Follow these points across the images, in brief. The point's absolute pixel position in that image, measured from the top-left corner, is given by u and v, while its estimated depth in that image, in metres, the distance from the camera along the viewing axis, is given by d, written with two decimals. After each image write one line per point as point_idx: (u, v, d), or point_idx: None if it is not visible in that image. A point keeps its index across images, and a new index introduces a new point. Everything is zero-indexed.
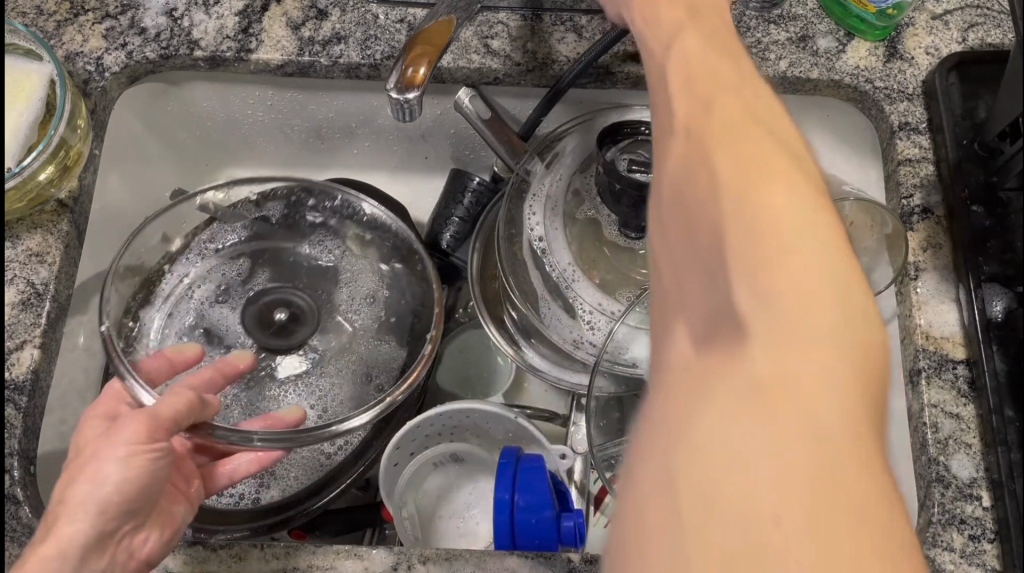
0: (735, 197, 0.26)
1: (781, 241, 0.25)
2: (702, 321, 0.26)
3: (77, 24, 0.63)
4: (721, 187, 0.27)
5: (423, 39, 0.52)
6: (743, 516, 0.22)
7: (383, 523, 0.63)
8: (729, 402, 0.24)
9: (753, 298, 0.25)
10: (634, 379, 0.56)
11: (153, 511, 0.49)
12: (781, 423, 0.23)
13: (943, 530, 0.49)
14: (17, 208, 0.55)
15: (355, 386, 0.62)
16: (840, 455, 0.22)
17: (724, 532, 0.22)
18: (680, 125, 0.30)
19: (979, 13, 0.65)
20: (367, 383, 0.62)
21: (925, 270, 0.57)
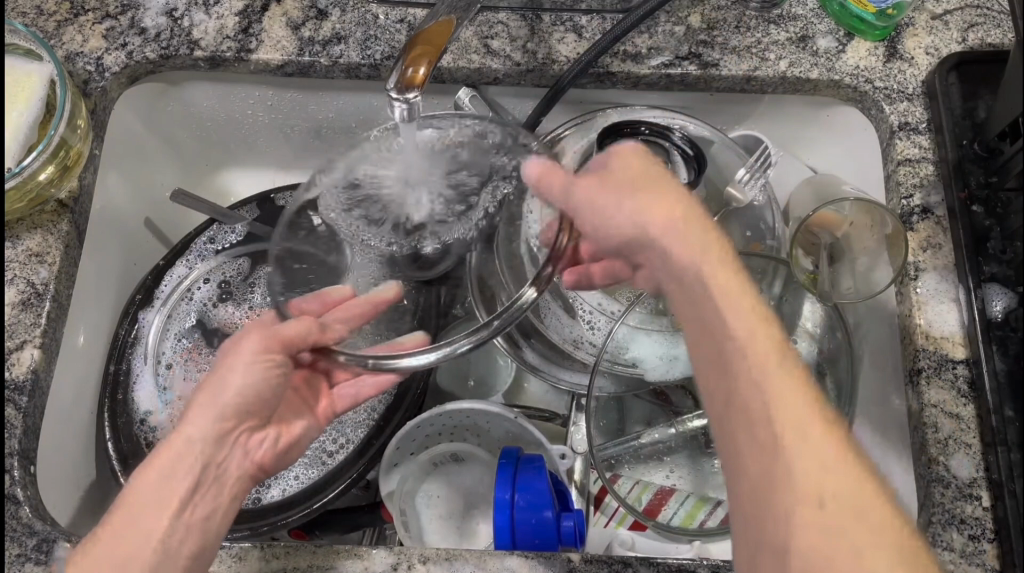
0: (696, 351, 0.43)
1: (751, 395, 0.38)
2: (743, 455, 0.38)
3: (77, 24, 0.63)
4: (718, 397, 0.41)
5: (424, 39, 0.52)
6: (793, 502, 0.35)
7: (383, 523, 0.63)
8: (777, 429, 0.37)
9: (750, 465, 0.38)
10: (634, 379, 0.59)
11: (270, 416, 0.54)
12: (781, 430, 0.37)
13: (943, 530, 0.49)
14: (17, 208, 0.56)
15: None
16: (830, 452, 0.36)
17: (808, 520, 0.35)
18: (709, 362, 0.42)
19: (979, 13, 0.65)
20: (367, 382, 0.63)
21: (925, 269, 0.56)
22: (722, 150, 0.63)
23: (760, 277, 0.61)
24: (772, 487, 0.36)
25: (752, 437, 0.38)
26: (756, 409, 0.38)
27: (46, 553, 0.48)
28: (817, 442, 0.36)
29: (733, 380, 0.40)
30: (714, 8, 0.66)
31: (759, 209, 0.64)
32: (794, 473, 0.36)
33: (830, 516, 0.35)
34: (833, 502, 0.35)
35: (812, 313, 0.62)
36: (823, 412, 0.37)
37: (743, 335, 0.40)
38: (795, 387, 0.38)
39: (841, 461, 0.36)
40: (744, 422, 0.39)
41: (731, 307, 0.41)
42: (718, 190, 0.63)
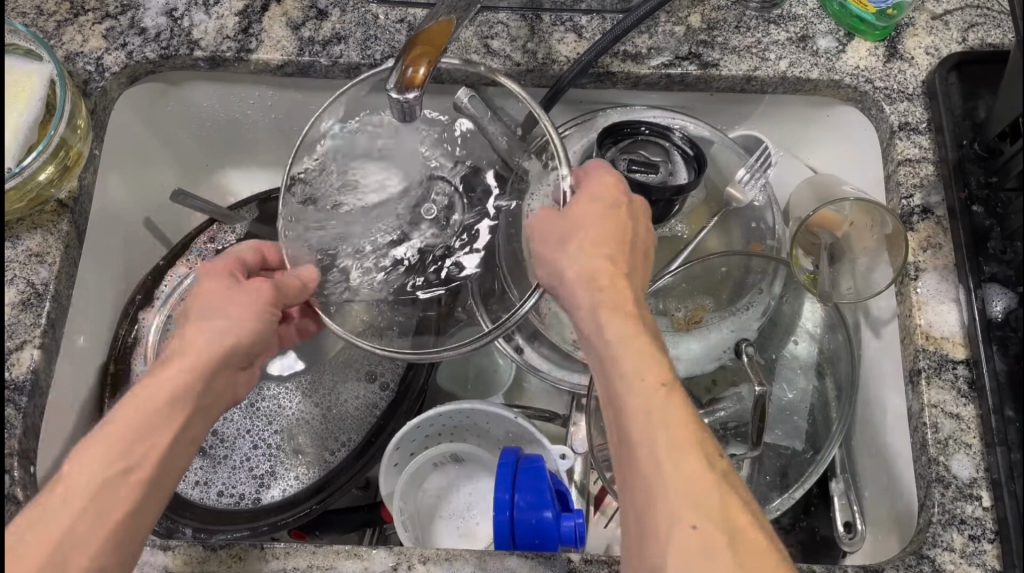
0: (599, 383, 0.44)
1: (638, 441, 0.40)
2: (631, 482, 0.40)
3: (77, 24, 0.63)
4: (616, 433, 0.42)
5: (424, 39, 0.52)
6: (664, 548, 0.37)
7: (383, 523, 0.63)
8: (658, 467, 0.38)
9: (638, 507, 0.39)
10: None
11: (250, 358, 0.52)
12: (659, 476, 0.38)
13: (943, 530, 0.49)
14: (17, 208, 0.56)
15: (361, 384, 0.64)
16: (707, 489, 0.38)
17: (676, 550, 0.37)
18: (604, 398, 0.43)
19: (979, 13, 0.65)
20: (372, 381, 0.63)
21: (926, 269, 0.56)
22: (722, 151, 0.63)
23: (760, 277, 0.60)
24: (651, 522, 0.38)
25: (636, 470, 0.39)
26: (639, 444, 0.40)
27: None
28: (692, 476, 0.38)
29: (621, 417, 0.41)
30: (714, 8, 0.66)
31: (759, 209, 0.63)
32: (665, 510, 0.38)
33: (699, 546, 0.36)
34: (703, 534, 0.37)
35: (812, 313, 0.63)
36: (699, 450, 0.39)
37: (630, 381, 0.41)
38: (680, 423, 0.40)
39: (716, 495, 0.38)
40: (629, 456, 0.40)
41: (627, 338, 0.43)
42: (718, 190, 0.63)
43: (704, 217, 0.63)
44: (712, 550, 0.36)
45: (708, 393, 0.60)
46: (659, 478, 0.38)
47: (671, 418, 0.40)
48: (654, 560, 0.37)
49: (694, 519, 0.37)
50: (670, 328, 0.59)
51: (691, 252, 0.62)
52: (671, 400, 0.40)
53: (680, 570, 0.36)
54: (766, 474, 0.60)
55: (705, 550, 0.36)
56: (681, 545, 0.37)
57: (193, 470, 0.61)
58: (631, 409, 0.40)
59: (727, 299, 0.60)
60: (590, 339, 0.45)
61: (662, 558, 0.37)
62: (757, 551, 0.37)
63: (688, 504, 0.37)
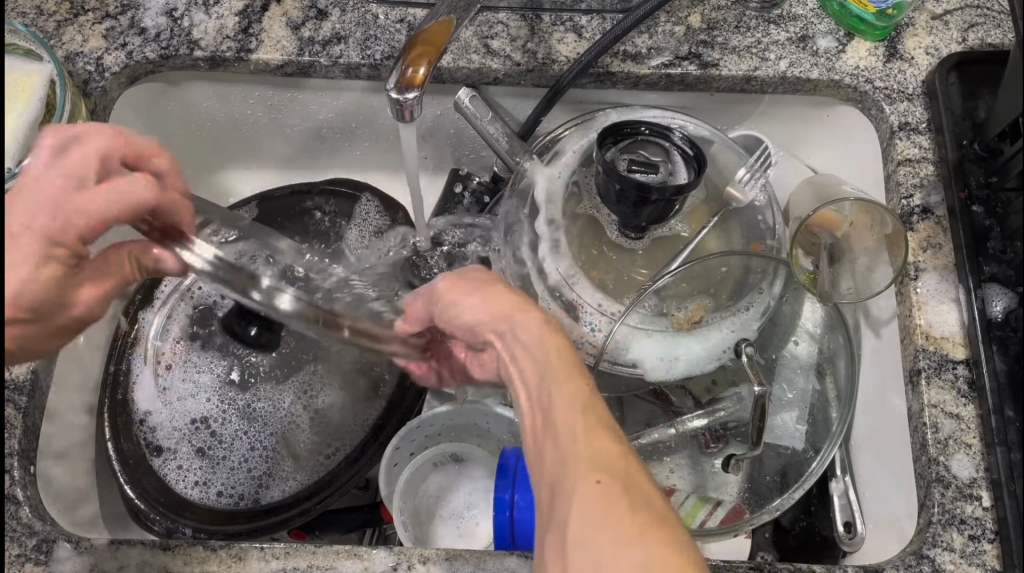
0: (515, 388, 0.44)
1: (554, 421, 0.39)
2: (545, 467, 0.39)
3: (77, 24, 0.63)
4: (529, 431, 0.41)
5: (423, 39, 0.52)
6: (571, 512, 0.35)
7: (383, 523, 0.63)
8: (572, 445, 0.38)
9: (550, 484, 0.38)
10: (633, 379, 0.58)
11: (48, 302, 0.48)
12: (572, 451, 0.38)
13: (943, 530, 0.49)
14: None
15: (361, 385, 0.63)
16: (616, 463, 0.37)
17: (582, 518, 0.35)
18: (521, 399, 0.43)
19: (979, 13, 0.65)
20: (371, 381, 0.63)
21: (926, 270, 0.57)
22: (723, 151, 0.63)
23: (759, 277, 0.60)
24: (559, 497, 0.37)
25: (550, 452, 0.39)
26: (555, 428, 0.39)
27: (46, 553, 0.48)
28: (602, 451, 0.37)
29: (541, 408, 0.41)
30: (714, 8, 0.66)
31: (759, 209, 0.63)
32: (576, 479, 0.36)
33: (604, 511, 0.35)
34: (611, 500, 0.35)
35: (812, 313, 0.62)
36: (610, 433, 0.39)
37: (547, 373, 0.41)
38: (596, 410, 0.39)
39: (625, 471, 0.37)
40: (542, 443, 0.40)
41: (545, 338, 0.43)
42: (718, 191, 0.63)
43: (704, 217, 0.63)
44: (617, 520, 0.34)
45: (708, 393, 0.61)
46: (569, 453, 0.37)
47: (589, 405, 0.39)
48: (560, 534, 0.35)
49: (600, 478, 0.36)
50: (670, 328, 0.58)
51: (691, 252, 0.62)
52: (590, 392, 0.40)
53: (584, 538, 0.34)
54: (766, 474, 0.60)
55: (610, 515, 0.35)
56: (586, 512, 0.35)
57: (193, 470, 0.60)
58: (552, 396, 0.40)
59: (727, 299, 0.60)
60: (519, 346, 0.44)
61: (567, 526, 0.35)
62: (665, 524, 0.35)
63: (597, 474, 0.36)
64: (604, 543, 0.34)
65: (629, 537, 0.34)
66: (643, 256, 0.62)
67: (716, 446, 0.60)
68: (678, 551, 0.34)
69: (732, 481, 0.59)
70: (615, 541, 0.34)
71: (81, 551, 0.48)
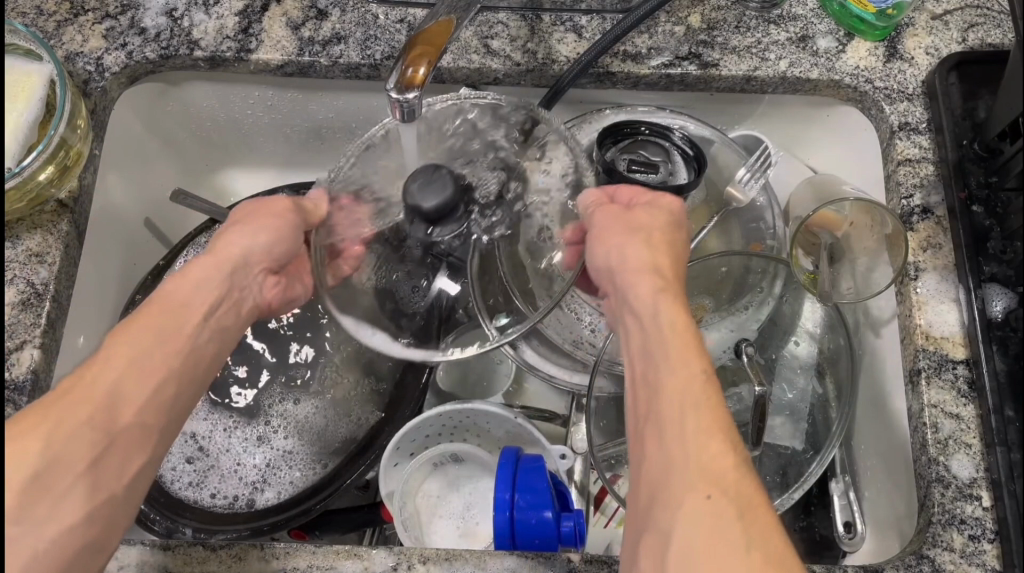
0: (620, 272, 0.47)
1: (667, 404, 0.40)
2: (656, 461, 0.39)
3: (77, 24, 0.63)
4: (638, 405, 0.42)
5: (423, 39, 0.52)
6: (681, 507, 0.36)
7: (383, 523, 0.63)
8: (686, 441, 0.38)
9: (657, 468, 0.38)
10: None
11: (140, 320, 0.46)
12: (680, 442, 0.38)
13: (943, 530, 0.49)
14: (17, 208, 0.56)
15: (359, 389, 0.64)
16: (730, 470, 0.37)
17: (689, 518, 0.36)
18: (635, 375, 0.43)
19: (979, 13, 0.65)
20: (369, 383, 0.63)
21: (926, 270, 0.57)
22: (723, 151, 0.63)
23: (760, 277, 0.61)
24: (670, 490, 0.37)
25: (659, 443, 0.39)
26: (665, 421, 0.39)
27: None
28: (712, 460, 0.37)
29: (658, 390, 0.41)
30: (714, 8, 0.66)
31: (760, 209, 0.63)
32: (688, 482, 0.37)
33: (715, 521, 0.35)
34: (725, 513, 0.35)
35: (812, 313, 0.62)
36: (726, 437, 0.38)
37: (667, 359, 0.42)
38: (711, 407, 0.39)
39: (735, 481, 0.37)
40: (654, 430, 0.40)
41: (670, 318, 0.44)
42: (719, 190, 0.63)
43: (705, 217, 0.62)
44: (727, 530, 0.35)
45: None
46: (685, 448, 0.38)
47: (705, 400, 0.40)
48: (667, 526, 0.36)
49: (712, 492, 0.36)
50: None
51: (692, 252, 0.62)
52: (710, 387, 0.40)
53: (693, 540, 0.35)
54: (766, 474, 0.60)
55: (717, 529, 0.35)
56: (699, 516, 0.35)
57: (190, 473, 0.61)
58: (668, 383, 0.41)
59: (727, 299, 0.60)
60: (639, 316, 0.45)
61: (674, 527, 0.36)
62: (774, 542, 0.35)
63: (707, 482, 0.36)
64: (711, 545, 0.34)
65: (740, 548, 0.34)
66: None
67: None
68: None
69: None
70: (722, 545, 0.34)
71: None
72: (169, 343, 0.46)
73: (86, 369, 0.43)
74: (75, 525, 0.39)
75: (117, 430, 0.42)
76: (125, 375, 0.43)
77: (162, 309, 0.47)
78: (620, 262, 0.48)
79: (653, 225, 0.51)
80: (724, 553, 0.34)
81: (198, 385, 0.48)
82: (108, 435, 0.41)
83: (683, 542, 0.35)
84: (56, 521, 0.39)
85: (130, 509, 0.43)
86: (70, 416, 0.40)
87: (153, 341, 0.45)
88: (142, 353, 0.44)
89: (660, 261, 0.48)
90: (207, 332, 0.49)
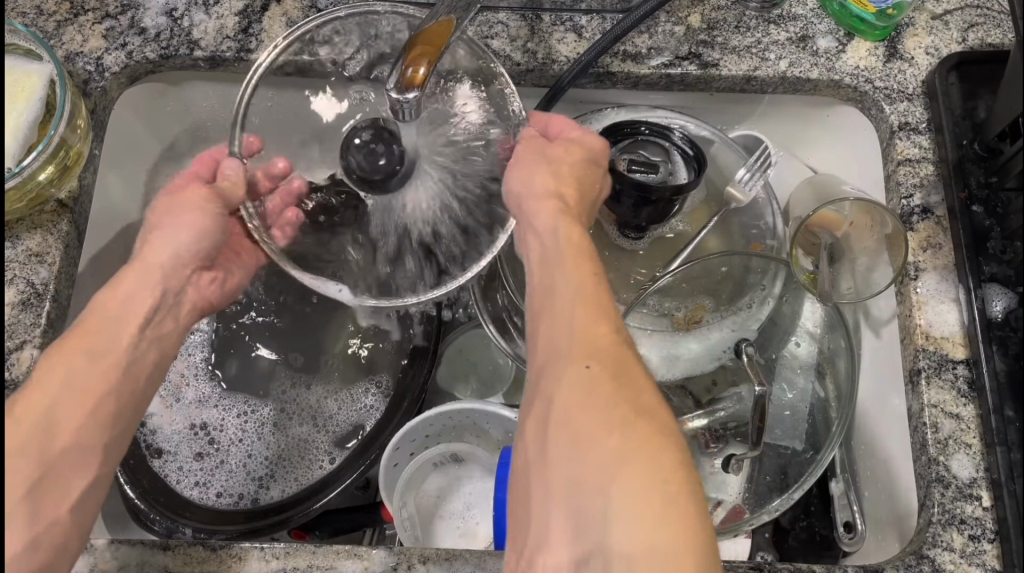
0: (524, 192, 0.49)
1: (562, 302, 0.43)
2: (545, 345, 0.42)
3: (77, 24, 0.63)
4: (535, 307, 0.45)
5: (423, 38, 0.52)
6: (566, 384, 0.39)
7: (383, 523, 0.63)
8: (570, 326, 0.42)
9: (551, 355, 0.41)
10: None
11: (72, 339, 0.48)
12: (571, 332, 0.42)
13: (943, 530, 0.49)
14: (17, 208, 0.56)
15: (364, 390, 0.64)
16: (605, 346, 0.41)
17: (566, 390, 0.39)
18: (535, 282, 0.47)
19: (979, 13, 0.65)
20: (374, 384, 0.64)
21: (925, 270, 0.57)
22: (722, 150, 0.63)
23: (760, 276, 0.61)
24: (554, 364, 0.41)
25: (551, 332, 0.43)
26: (555, 312, 0.43)
27: None
28: (597, 342, 0.41)
29: (551, 288, 0.45)
30: (714, 7, 0.66)
31: (760, 207, 0.64)
32: (567, 357, 0.40)
33: (590, 384, 0.39)
34: (598, 378, 0.39)
35: (812, 313, 0.62)
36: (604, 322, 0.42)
37: (563, 267, 0.45)
38: (591, 295, 0.43)
39: (610, 353, 0.40)
40: (546, 319, 0.44)
41: (569, 232, 0.47)
42: (719, 191, 0.63)
43: (704, 217, 0.63)
44: (600, 393, 0.38)
45: (708, 393, 0.59)
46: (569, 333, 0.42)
47: (586, 292, 0.43)
48: (550, 397, 0.40)
49: (589, 361, 0.40)
50: (670, 327, 0.59)
51: (691, 252, 0.62)
52: (594, 281, 0.44)
53: (569, 401, 0.39)
54: (765, 474, 0.60)
55: (591, 393, 0.38)
56: (575, 383, 0.39)
57: (192, 471, 0.61)
58: (561, 285, 0.44)
59: (727, 299, 0.61)
60: (538, 230, 0.48)
61: (558, 394, 0.39)
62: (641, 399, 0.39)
63: (586, 355, 0.40)
64: (585, 404, 0.38)
65: (612, 405, 0.38)
66: (643, 256, 0.62)
67: (716, 446, 0.59)
68: (646, 423, 0.37)
69: (732, 481, 0.59)
70: (594, 405, 0.38)
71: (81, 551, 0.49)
72: (101, 360, 0.48)
73: (26, 392, 0.46)
74: (21, 551, 0.42)
75: (54, 455, 0.44)
76: (56, 401, 0.45)
77: (88, 336, 0.49)
78: (526, 185, 0.49)
79: (569, 157, 0.51)
80: (595, 411, 0.38)
81: (140, 400, 0.51)
82: (46, 464, 0.44)
83: (563, 406, 0.39)
84: (6, 542, 0.42)
85: (90, 514, 0.47)
86: (12, 435, 0.44)
87: (87, 363, 0.47)
88: (71, 375, 0.46)
89: (566, 175, 0.50)
90: (144, 343, 0.51)
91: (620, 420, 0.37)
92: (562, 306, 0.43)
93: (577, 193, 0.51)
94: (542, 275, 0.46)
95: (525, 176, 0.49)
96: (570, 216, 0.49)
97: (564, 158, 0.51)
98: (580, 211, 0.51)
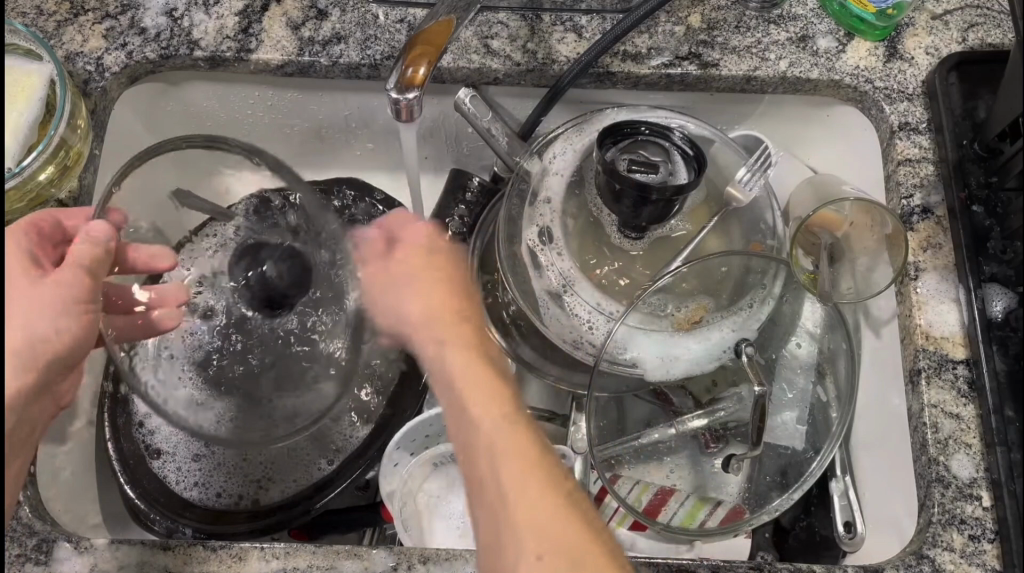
0: (418, 316, 0.53)
1: (487, 461, 0.44)
2: (474, 445, 0.45)
3: (77, 24, 0.63)
4: (462, 461, 0.46)
5: (423, 38, 0.52)
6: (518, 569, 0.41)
7: (383, 523, 0.61)
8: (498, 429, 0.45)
9: (493, 526, 0.43)
10: (634, 379, 0.58)
11: None
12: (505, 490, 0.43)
13: (943, 530, 0.49)
14: (17, 208, 0.55)
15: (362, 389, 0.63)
16: (540, 459, 0.44)
17: (497, 492, 0.43)
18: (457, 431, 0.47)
19: (979, 13, 0.65)
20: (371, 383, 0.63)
21: (926, 270, 0.57)
22: (723, 150, 0.63)
23: (760, 276, 0.59)
24: (490, 460, 0.44)
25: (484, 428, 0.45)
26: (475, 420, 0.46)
27: (46, 553, 0.49)
28: (531, 497, 0.42)
29: (452, 388, 0.48)
30: (714, 7, 0.66)
31: (761, 208, 0.63)
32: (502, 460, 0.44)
33: (525, 486, 0.42)
34: (530, 481, 0.43)
35: (812, 313, 0.62)
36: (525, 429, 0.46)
37: (482, 416, 0.46)
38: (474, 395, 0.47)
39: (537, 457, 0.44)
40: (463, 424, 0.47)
41: (457, 368, 0.49)
42: (719, 191, 0.63)
43: (705, 217, 0.62)
44: (530, 498, 0.42)
45: (708, 393, 0.59)
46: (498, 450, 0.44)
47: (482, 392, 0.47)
48: (489, 495, 0.44)
49: (540, 552, 0.40)
50: (670, 328, 0.57)
51: (692, 252, 0.61)
52: (496, 382, 0.48)
53: (512, 500, 0.42)
54: (765, 474, 0.60)
55: (524, 496, 0.42)
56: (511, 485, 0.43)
57: (192, 472, 0.60)
58: (480, 436, 0.45)
59: (728, 300, 0.59)
60: (440, 372, 0.50)
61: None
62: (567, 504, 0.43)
63: (517, 461, 0.43)
64: (524, 505, 0.42)
65: (546, 514, 0.42)
66: (643, 256, 0.61)
67: (716, 446, 0.60)
68: None
69: (732, 481, 0.60)
70: (528, 509, 0.42)
71: (81, 551, 0.49)
72: None
73: None
74: None
75: None
76: None
77: None
78: (412, 308, 0.54)
79: (416, 240, 0.58)
80: (532, 517, 0.41)
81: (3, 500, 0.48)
82: None
83: (497, 509, 0.43)
84: None
85: None
86: None
87: None
88: None
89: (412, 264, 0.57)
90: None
91: (561, 527, 0.41)
92: (488, 460, 0.44)
93: (444, 298, 0.55)
94: (459, 426, 0.47)
95: (398, 307, 0.55)
96: (449, 343, 0.51)
97: (406, 251, 0.57)
98: (480, 336, 0.52)
